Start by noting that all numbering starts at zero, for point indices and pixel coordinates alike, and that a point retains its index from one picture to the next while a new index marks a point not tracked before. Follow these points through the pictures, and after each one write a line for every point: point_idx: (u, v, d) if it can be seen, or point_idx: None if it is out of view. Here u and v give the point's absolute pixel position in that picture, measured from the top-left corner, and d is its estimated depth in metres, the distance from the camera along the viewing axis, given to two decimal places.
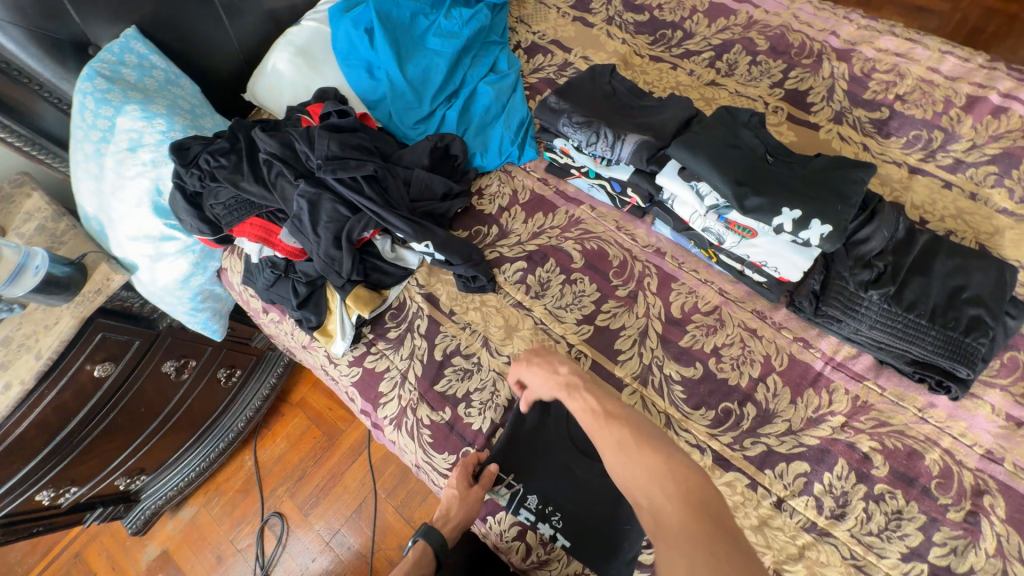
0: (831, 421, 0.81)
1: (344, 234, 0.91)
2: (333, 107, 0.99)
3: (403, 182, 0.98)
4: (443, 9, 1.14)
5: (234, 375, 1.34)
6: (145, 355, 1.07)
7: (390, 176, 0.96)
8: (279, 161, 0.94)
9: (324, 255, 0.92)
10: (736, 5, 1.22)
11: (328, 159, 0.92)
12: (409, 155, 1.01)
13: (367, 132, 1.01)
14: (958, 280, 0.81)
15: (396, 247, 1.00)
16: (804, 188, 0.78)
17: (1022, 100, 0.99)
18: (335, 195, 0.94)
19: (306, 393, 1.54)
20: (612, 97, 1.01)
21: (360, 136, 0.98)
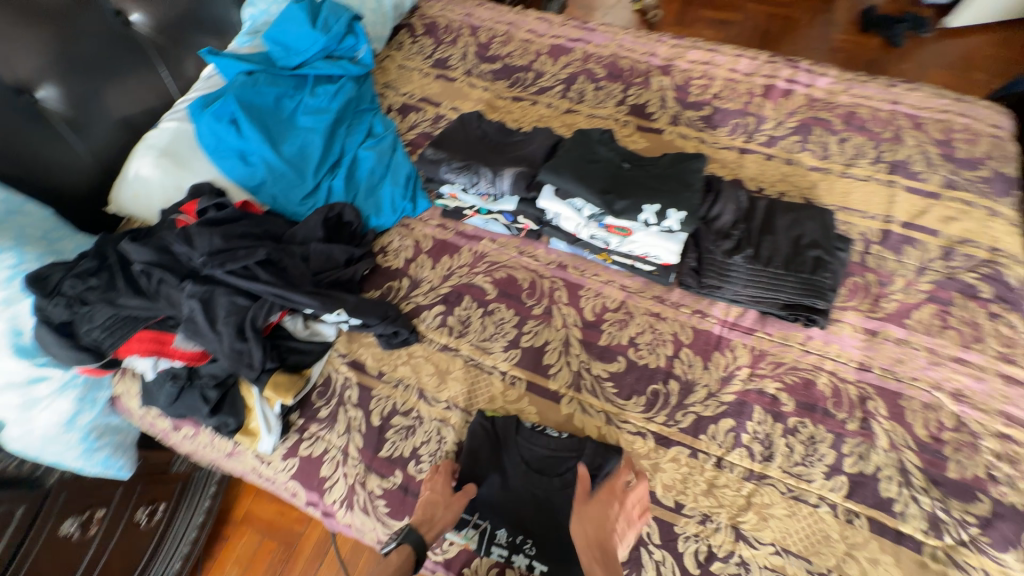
0: (740, 375, 0.91)
1: (248, 323, 0.88)
2: (208, 202, 0.96)
3: (301, 259, 0.96)
4: (307, 88, 1.18)
5: (156, 512, 1.18)
6: (35, 522, 0.91)
7: (285, 256, 0.95)
8: (159, 269, 0.89)
9: (230, 351, 0.86)
10: (571, 44, 1.40)
11: (212, 254, 0.89)
12: (301, 231, 1.00)
13: (252, 217, 0.99)
14: (796, 230, 0.97)
15: (310, 323, 0.98)
16: (658, 184, 0.91)
17: (800, 83, 1.24)
18: (229, 287, 0.90)
19: (250, 504, 1.39)
20: (484, 139, 1.10)
21: (245, 224, 0.96)
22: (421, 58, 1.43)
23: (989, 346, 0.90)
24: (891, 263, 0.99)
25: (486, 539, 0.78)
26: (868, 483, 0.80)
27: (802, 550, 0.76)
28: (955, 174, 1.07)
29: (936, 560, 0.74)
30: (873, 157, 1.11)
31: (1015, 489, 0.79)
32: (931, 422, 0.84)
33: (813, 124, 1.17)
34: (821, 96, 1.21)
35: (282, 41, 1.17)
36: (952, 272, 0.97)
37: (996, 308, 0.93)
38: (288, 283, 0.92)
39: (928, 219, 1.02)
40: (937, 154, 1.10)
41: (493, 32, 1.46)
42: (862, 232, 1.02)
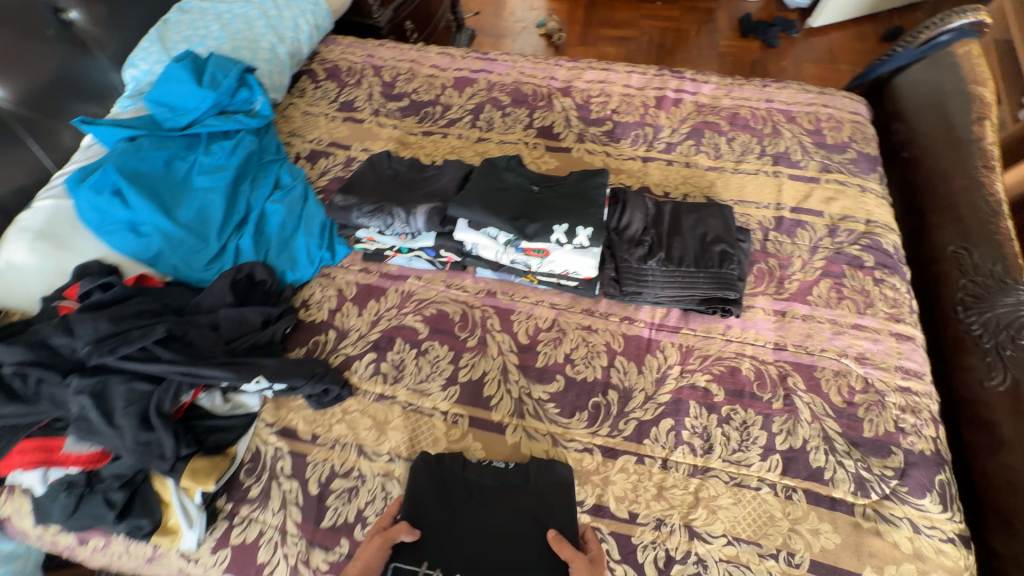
0: (672, 373, 0.95)
1: (152, 409, 0.79)
2: (94, 283, 0.88)
3: (209, 329, 0.90)
4: (201, 146, 1.12)
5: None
6: None
7: (190, 329, 0.87)
8: (36, 367, 0.79)
9: (134, 445, 0.77)
10: (474, 75, 1.44)
11: (100, 340, 0.80)
12: (207, 298, 0.93)
13: (148, 292, 0.92)
14: (701, 228, 1.03)
15: (230, 396, 0.91)
16: (565, 203, 0.94)
17: (688, 92, 1.34)
18: (126, 374, 0.82)
19: None
20: (396, 178, 1.09)
21: (139, 301, 0.87)
22: (326, 102, 1.41)
23: (879, 309, 0.99)
24: (789, 246, 1.07)
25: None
26: (799, 457, 0.85)
27: (752, 536, 0.79)
28: (829, 159, 1.20)
29: (868, 518, 0.80)
30: (759, 152, 1.21)
31: (921, 436, 0.86)
32: (844, 388, 0.91)
33: (704, 128, 1.26)
34: (707, 102, 1.32)
35: (166, 101, 1.11)
36: (840, 247, 1.07)
37: (880, 274, 1.03)
38: (197, 357, 0.86)
39: (813, 202, 1.13)
40: (811, 143, 1.22)
41: (397, 70, 1.47)
42: (760, 221, 1.11)
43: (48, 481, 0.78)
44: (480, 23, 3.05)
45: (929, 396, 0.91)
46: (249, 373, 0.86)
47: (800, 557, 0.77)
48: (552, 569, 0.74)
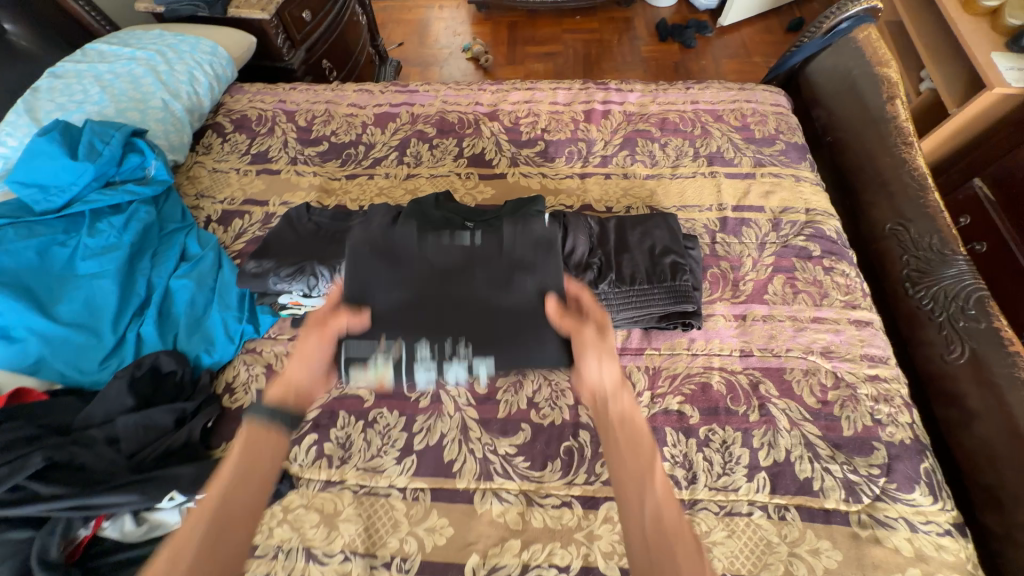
0: (643, 401, 0.88)
1: (35, 561, 0.64)
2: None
3: (105, 444, 0.76)
4: (85, 226, 0.98)
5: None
6: None
7: (78, 450, 0.73)
8: None
9: None
10: (396, 109, 1.37)
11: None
12: (100, 407, 0.79)
13: (25, 414, 0.77)
14: (648, 241, 0.99)
15: (143, 516, 0.74)
16: (503, 237, 0.85)
17: (615, 102, 1.33)
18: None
19: None
20: (318, 232, 0.99)
21: (8, 429, 0.73)
22: (236, 156, 1.29)
23: (835, 298, 0.98)
24: (737, 246, 1.05)
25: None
26: (785, 471, 0.80)
27: (752, 570, 0.72)
28: (760, 153, 1.20)
29: (865, 525, 0.75)
30: (693, 154, 1.20)
31: (898, 425, 0.84)
32: (815, 387, 0.88)
33: (636, 136, 1.24)
34: (635, 110, 1.31)
35: (35, 181, 0.96)
36: (786, 241, 1.05)
37: (829, 262, 1.02)
38: (90, 484, 0.72)
39: (753, 198, 1.12)
40: (741, 139, 1.23)
41: (312, 114, 1.38)
42: (705, 224, 1.08)
43: None
44: (405, 52, 3.01)
45: (897, 381, 0.89)
46: (155, 488, 0.72)
47: None
48: (530, 311, 0.79)
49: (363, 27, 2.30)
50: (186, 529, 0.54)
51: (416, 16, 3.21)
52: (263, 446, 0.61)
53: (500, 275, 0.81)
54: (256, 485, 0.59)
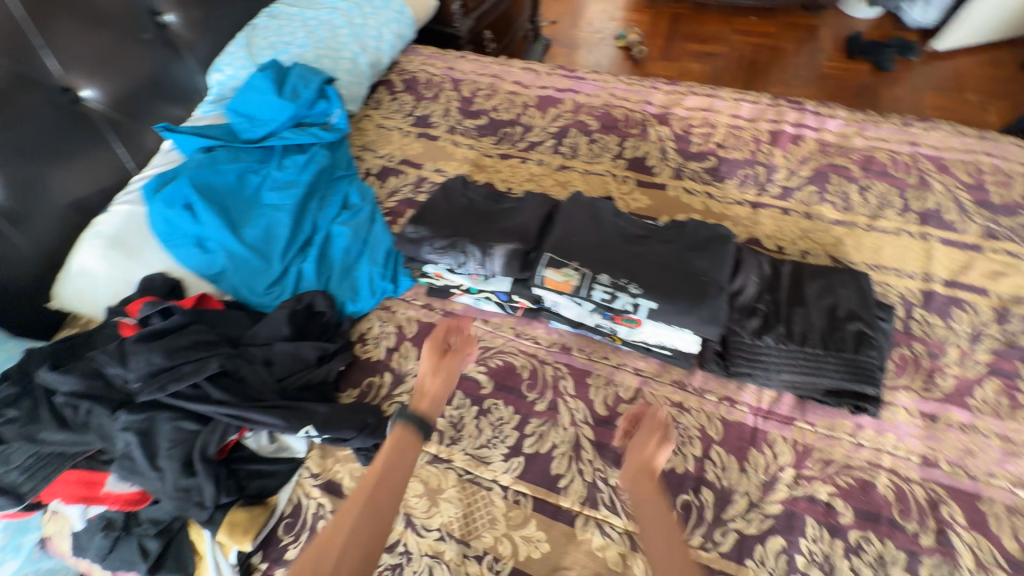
0: (784, 478, 0.77)
1: (196, 453, 0.73)
2: (153, 307, 0.83)
3: (262, 364, 0.83)
4: (274, 160, 1.07)
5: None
6: None
7: (243, 364, 0.82)
8: (88, 400, 0.74)
9: (174, 492, 0.71)
10: (560, 94, 1.32)
11: (152, 375, 0.76)
12: (264, 329, 0.87)
13: (206, 319, 0.87)
14: (829, 300, 0.85)
15: (276, 437, 0.83)
16: (662, 276, 0.74)
17: (809, 127, 1.15)
18: (174, 410, 0.76)
19: None
20: (470, 210, 0.99)
21: (195, 330, 0.82)
22: (401, 115, 1.34)
23: None
24: (941, 330, 0.86)
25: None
26: None
27: None
28: (994, 222, 0.97)
29: None
30: (900, 207, 1.01)
31: None
32: (1021, 531, 0.70)
33: (830, 171, 1.07)
34: (833, 140, 1.13)
35: (245, 111, 1.08)
36: (1011, 339, 0.84)
37: None
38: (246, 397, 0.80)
39: (973, 275, 0.91)
40: (970, 200, 1.00)
41: (476, 85, 1.38)
42: (903, 293, 0.90)
43: (87, 515, 0.74)
44: (556, 31, 2.94)
45: None
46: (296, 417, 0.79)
47: None
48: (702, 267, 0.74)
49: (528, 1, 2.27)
50: (346, 512, 0.63)
51: None
52: (401, 450, 0.69)
53: (685, 250, 0.78)
54: (400, 480, 0.67)
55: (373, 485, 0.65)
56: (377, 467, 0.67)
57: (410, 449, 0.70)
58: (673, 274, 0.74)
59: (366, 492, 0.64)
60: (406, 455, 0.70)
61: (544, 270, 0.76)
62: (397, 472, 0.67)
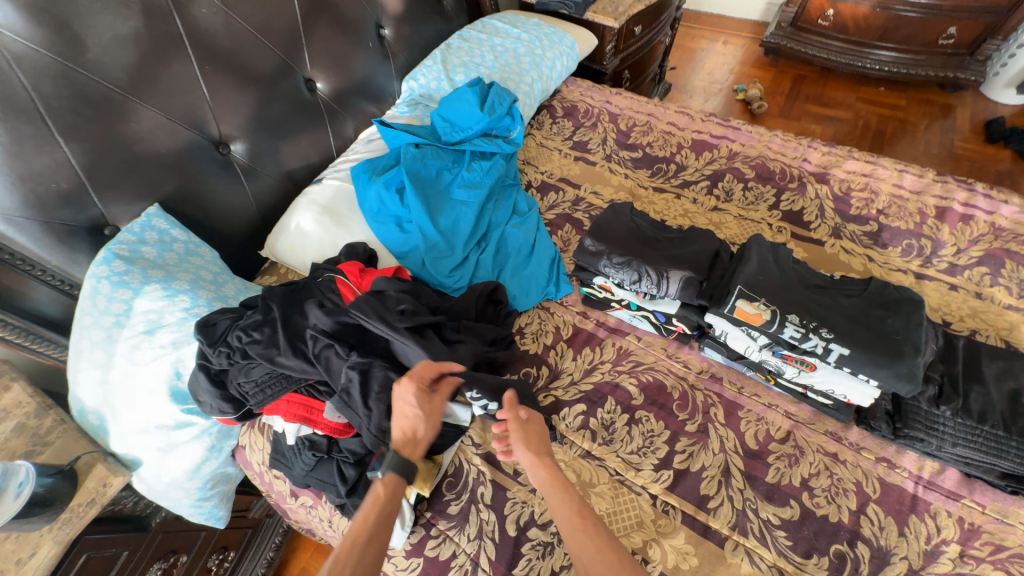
0: (948, 552, 0.76)
1: None
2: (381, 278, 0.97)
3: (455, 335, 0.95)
4: (464, 163, 1.22)
5: (226, 560, 1.23)
6: (132, 563, 0.96)
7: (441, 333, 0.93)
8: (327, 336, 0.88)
9: (374, 430, 0.81)
10: (715, 140, 1.39)
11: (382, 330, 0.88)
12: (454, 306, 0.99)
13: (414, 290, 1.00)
14: (1010, 383, 0.83)
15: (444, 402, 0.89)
16: (851, 325, 0.78)
17: (979, 208, 1.15)
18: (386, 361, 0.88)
19: (307, 561, 1.43)
20: (639, 233, 1.06)
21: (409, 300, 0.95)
22: (560, 138, 1.47)
23: None
24: None
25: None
26: None
27: None
28: None
29: None
30: None
31: None
32: None
33: (1003, 256, 1.06)
34: (1007, 225, 1.11)
35: (448, 117, 1.24)
36: None
37: None
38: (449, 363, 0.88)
39: None
40: None
41: (632, 121, 1.49)
42: None
43: (297, 434, 0.87)
44: (675, 77, 3.05)
45: None
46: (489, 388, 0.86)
47: None
48: (891, 324, 0.78)
49: (663, 47, 2.40)
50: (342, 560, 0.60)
51: (697, 45, 3.23)
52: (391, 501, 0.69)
53: (869, 306, 0.81)
54: (382, 541, 0.65)
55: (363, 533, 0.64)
56: (371, 513, 0.67)
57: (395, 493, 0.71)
58: (863, 326, 0.78)
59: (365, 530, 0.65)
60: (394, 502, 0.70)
61: (737, 300, 0.82)
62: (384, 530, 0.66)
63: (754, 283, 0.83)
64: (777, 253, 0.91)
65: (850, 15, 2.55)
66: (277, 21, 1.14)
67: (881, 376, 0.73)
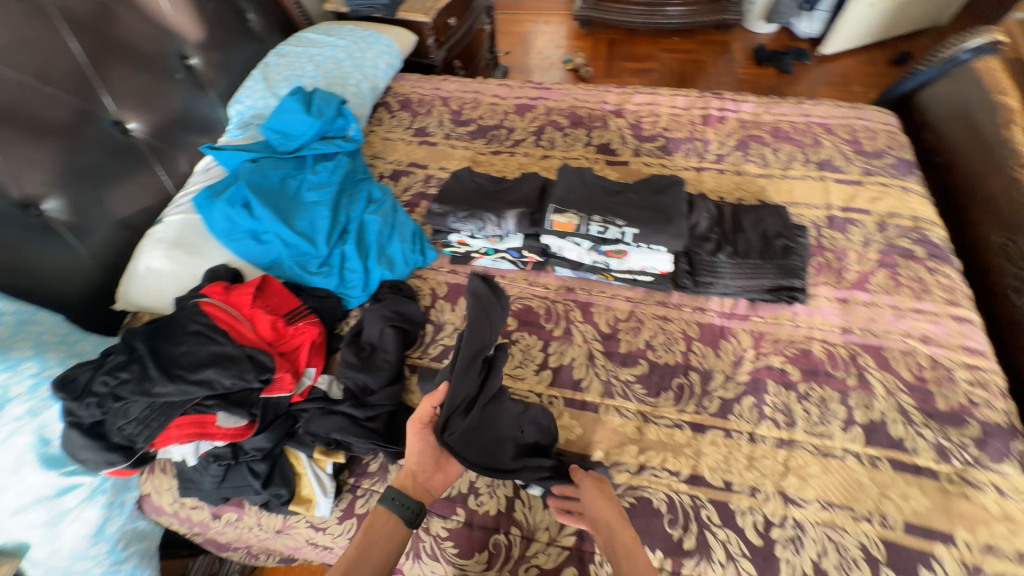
0: (748, 356, 1.02)
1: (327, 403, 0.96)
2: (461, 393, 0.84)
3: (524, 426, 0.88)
4: (308, 168, 1.27)
5: None
6: None
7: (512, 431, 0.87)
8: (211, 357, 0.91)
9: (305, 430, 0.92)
10: (533, 102, 1.60)
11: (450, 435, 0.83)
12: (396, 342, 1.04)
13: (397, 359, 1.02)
14: (761, 226, 1.13)
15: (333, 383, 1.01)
16: (636, 211, 1.01)
17: (730, 110, 1.49)
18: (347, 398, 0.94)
19: None
20: (479, 189, 1.22)
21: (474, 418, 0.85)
22: (402, 129, 1.58)
23: (936, 294, 1.06)
24: (842, 241, 1.16)
25: (505, 552, 0.84)
26: (879, 428, 0.90)
27: (843, 500, 0.83)
28: (869, 164, 1.30)
29: (955, 483, 0.83)
30: (803, 160, 1.33)
31: (992, 408, 0.91)
32: (912, 364, 0.96)
33: (749, 140, 1.39)
34: (748, 118, 1.46)
35: (279, 129, 1.28)
36: (890, 241, 1.15)
37: (932, 264, 1.11)
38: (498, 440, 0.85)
39: (859, 201, 1.23)
40: (851, 150, 1.34)
41: (462, 100, 1.65)
42: (812, 219, 1.20)
43: (198, 453, 0.89)
44: (512, 60, 3.31)
45: (994, 372, 0.96)
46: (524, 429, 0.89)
47: (893, 520, 0.81)
48: (663, 202, 1.02)
49: (487, 34, 2.60)
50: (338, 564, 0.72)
51: (523, 29, 3.52)
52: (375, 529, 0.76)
53: (650, 194, 1.05)
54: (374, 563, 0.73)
55: (357, 547, 0.74)
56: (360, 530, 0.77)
57: (385, 522, 0.77)
58: (644, 209, 1.01)
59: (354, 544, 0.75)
60: (386, 526, 0.77)
61: (552, 216, 1.01)
62: (378, 542, 0.75)
63: (565, 200, 1.03)
64: (582, 173, 1.12)
65: None
66: (59, 66, 1.08)
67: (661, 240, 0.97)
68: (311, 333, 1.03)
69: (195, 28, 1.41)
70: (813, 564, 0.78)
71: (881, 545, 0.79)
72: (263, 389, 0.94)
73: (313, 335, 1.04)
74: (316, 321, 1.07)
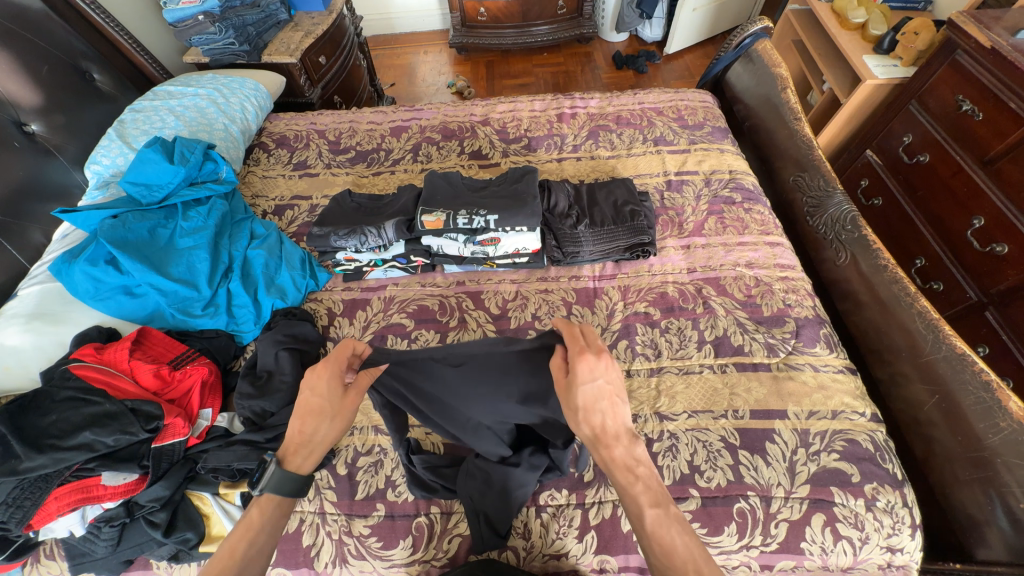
0: (620, 309, 1.16)
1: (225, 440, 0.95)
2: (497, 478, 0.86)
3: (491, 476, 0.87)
4: (179, 215, 1.25)
5: None
6: None
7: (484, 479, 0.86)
8: (92, 417, 0.88)
9: (208, 469, 0.90)
10: (407, 123, 1.71)
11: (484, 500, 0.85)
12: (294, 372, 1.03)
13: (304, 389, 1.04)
14: (612, 197, 1.31)
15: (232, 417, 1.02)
16: (496, 202, 1.17)
17: (579, 106, 1.70)
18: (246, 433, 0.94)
19: None
20: (359, 208, 1.28)
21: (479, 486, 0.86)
22: (281, 165, 1.61)
23: (753, 228, 1.29)
24: (679, 199, 1.37)
25: (428, 531, 0.89)
26: (724, 341, 1.08)
27: (704, 406, 0.99)
28: (693, 135, 1.56)
29: (782, 369, 1.03)
30: (642, 139, 1.56)
31: (803, 306, 1.13)
32: (741, 286, 1.17)
33: (598, 129, 1.60)
34: (596, 112, 1.67)
35: (140, 180, 1.25)
36: (715, 193, 1.38)
37: (748, 205, 1.35)
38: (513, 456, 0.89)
39: (689, 165, 1.46)
40: (677, 126, 1.59)
41: (338, 130, 1.71)
42: (655, 186, 1.42)
43: (86, 520, 0.84)
44: (397, 92, 3.41)
45: (802, 279, 1.20)
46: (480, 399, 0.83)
47: (742, 411, 0.97)
48: (518, 190, 1.21)
49: (365, 69, 2.69)
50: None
51: (404, 60, 3.65)
52: (284, 509, 0.70)
53: (508, 187, 1.24)
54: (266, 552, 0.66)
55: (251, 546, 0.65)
56: (253, 525, 0.67)
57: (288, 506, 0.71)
58: (501, 198, 1.18)
59: (242, 546, 0.64)
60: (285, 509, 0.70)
61: (422, 218, 1.14)
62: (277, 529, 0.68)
63: (433, 202, 1.18)
64: (450, 178, 1.27)
65: (497, 9, 3.22)
66: None
67: (517, 219, 1.13)
68: (202, 374, 1.03)
69: (29, 94, 1.35)
70: (688, 463, 0.92)
71: (735, 433, 0.94)
72: (154, 438, 0.92)
73: (203, 375, 1.03)
74: (206, 362, 1.07)
